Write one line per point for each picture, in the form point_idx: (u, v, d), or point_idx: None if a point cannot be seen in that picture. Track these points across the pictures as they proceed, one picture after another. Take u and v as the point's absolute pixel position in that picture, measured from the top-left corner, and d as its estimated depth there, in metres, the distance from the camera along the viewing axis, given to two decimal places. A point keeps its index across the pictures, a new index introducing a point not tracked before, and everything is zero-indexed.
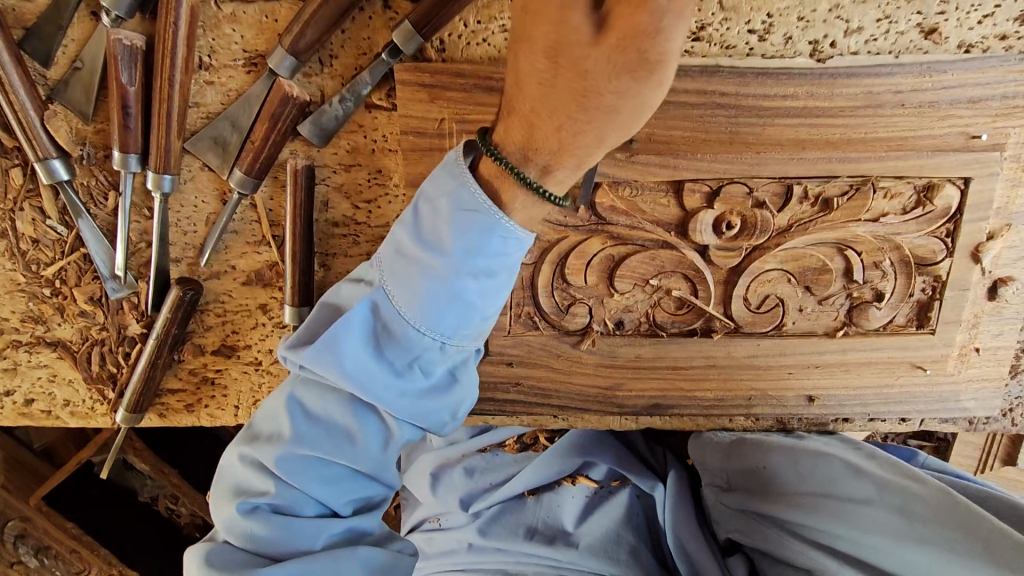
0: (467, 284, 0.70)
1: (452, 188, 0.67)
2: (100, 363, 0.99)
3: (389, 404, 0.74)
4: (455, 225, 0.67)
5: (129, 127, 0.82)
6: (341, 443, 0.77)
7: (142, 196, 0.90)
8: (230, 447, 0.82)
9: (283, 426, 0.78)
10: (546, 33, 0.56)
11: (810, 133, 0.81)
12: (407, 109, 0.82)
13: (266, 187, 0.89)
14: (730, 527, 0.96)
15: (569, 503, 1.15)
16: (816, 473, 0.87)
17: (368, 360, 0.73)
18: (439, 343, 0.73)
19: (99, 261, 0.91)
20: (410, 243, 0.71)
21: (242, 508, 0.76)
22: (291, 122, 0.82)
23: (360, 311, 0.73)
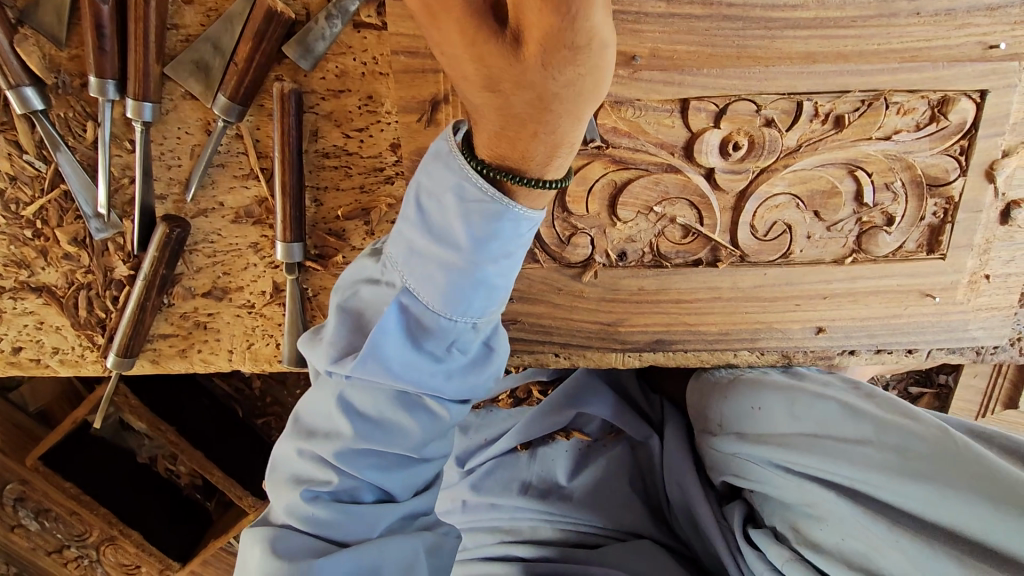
0: (495, 269, 0.66)
1: (450, 175, 0.63)
2: (88, 308, 0.96)
3: (441, 389, 0.72)
4: (466, 217, 0.63)
5: (104, 49, 0.78)
6: (392, 435, 0.75)
7: (122, 128, 0.86)
8: (284, 437, 0.80)
9: (335, 424, 0.75)
10: (472, 66, 0.52)
11: (821, 45, 0.78)
12: (398, 25, 0.78)
13: (252, 116, 0.85)
14: (725, 474, 0.94)
15: (561, 457, 1.14)
16: (814, 415, 0.84)
17: (403, 359, 0.70)
18: (475, 328, 0.70)
19: (81, 198, 0.87)
20: (426, 242, 0.67)
21: (304, 497, 0.75)
22: (276, 41, 0.78)
23: (391, 312, 0.69)
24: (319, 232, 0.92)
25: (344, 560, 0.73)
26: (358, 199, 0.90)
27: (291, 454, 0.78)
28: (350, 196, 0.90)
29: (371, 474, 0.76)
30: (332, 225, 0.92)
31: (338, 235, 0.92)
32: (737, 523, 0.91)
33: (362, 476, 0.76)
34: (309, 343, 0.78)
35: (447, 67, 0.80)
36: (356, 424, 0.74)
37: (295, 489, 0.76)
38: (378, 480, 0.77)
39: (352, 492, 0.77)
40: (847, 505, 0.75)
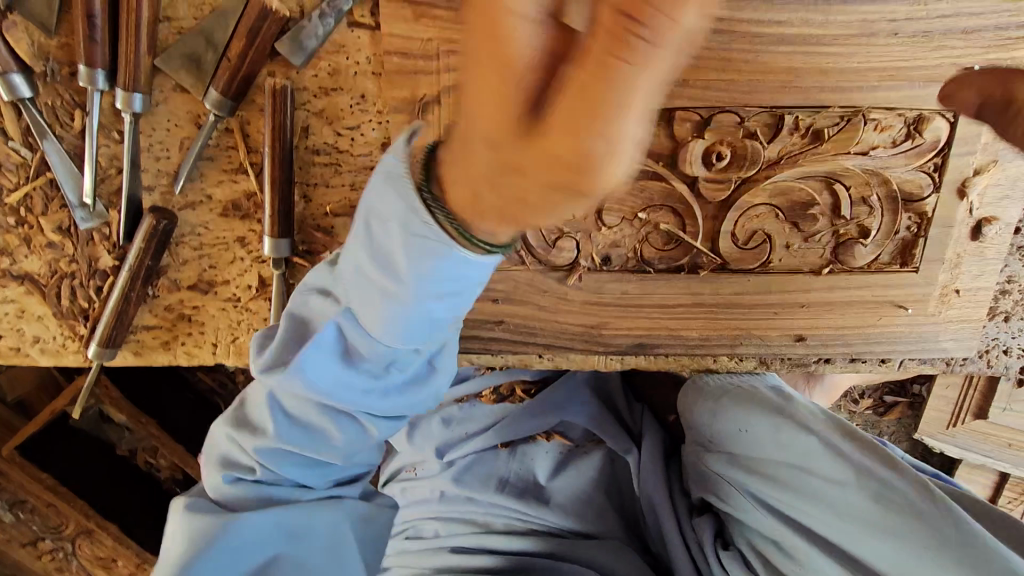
0: (433, 306, 0.64)
1: (398, 202, 0.58)
2: (71, 298, 0.96)
3: (366, 406, 0.75)
4: (412, 253, 0.59)
5: (95, 39, 0.78)
6: (315, 440, 0.79)
7: (110, 117, 0.85)
8: (217, 422, 0.82)
9: (263, 422, 0.78)
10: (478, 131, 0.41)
11: (803, 61, 0.80)
12: (391, 27, 0.79)
13: (243, 110, 0.85)
14: (704, 489, 0.98)
15: (542, 458, 1.15)
16: (795, 445, 0.86)
17: (331, 374, 0.72)
18: (407, 355, 0.71)
19: (67, 187, 0.87)
20: (365, 268, 0.65)
21: (226, 480, 0.81)
22: (270, 37, 0.78)
23: (325, 330, 0.71)
24: (308, 228, 0.92)
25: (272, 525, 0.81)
26: (348, 196, 0.91)
27: (220, 438, 0.82)
28: (340, 193, 0.91)
29: (296, 471, 0.81)
30: (320, 221, 0.92)
31: (326, 232, 0.93)
32: (707, 542, 0.96)
33: (285, 471, 0.80)
34: (256, 341, 0.79)
35: (439, 69, 0.81)
36: (280, 428, 0.77)
37: (223, 469, 0.81)
38: (303, 475, 0.82)
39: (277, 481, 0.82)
40: (821, 553, 0.81)
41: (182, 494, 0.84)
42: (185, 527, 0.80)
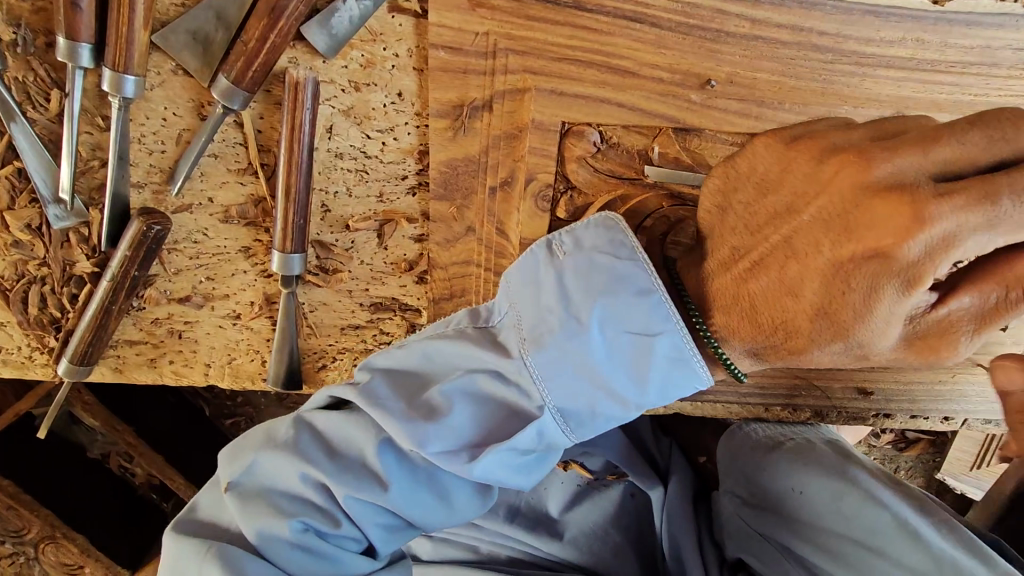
0: (671, 376, 0.61)
1: (640, 272, 0.59)
2: (40, 305, 0.82)
3: (490, 465, 0.63)
4: (662, 320, 0.59)
5: (80, 7, 0.64)
6: (409, 498, 0.66)
7: (94, 100, 0.71)
8: (261, 457, 0.67)
9: (344, 459, 0.66)
10: None
11: (915, 90, 0.69)
12: (442, 15, 0.66)
13: (256, 102, 0.72)
14: (741, 546, 0.82)
15: (557, 490, 0.93)
16: (858, 517, 0.72)
17: (501, 455, 0.63)
18: (580, 426, 0.64)
19: (39, 180, 0.73)
20: (565, 334, 0.60)
21: (293, 531, 0.64)
22: (295, 19, 0.65)
23: (449, 386, 0.64)
24: (323, 241, 0.80)
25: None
26: (373, 208, 0.79)
27: (271, 473, 0.67)
28: (364, 205, 0.79)
29: (376, 531, 0.67)
30: (338, 235, 0.80)
31: (345, 247, 0.81)
32: None
33: (367, 531, 0.66)
34: (329, 389, 0.69)
35: (494, 70, 0.68)
36: (377, 476, 0.65)
37: (282, 519, 0.64)
38: (378, 537, 0.68)
39: (339, 539, 0.66)
40: None
41: (172, 527, 0.68)
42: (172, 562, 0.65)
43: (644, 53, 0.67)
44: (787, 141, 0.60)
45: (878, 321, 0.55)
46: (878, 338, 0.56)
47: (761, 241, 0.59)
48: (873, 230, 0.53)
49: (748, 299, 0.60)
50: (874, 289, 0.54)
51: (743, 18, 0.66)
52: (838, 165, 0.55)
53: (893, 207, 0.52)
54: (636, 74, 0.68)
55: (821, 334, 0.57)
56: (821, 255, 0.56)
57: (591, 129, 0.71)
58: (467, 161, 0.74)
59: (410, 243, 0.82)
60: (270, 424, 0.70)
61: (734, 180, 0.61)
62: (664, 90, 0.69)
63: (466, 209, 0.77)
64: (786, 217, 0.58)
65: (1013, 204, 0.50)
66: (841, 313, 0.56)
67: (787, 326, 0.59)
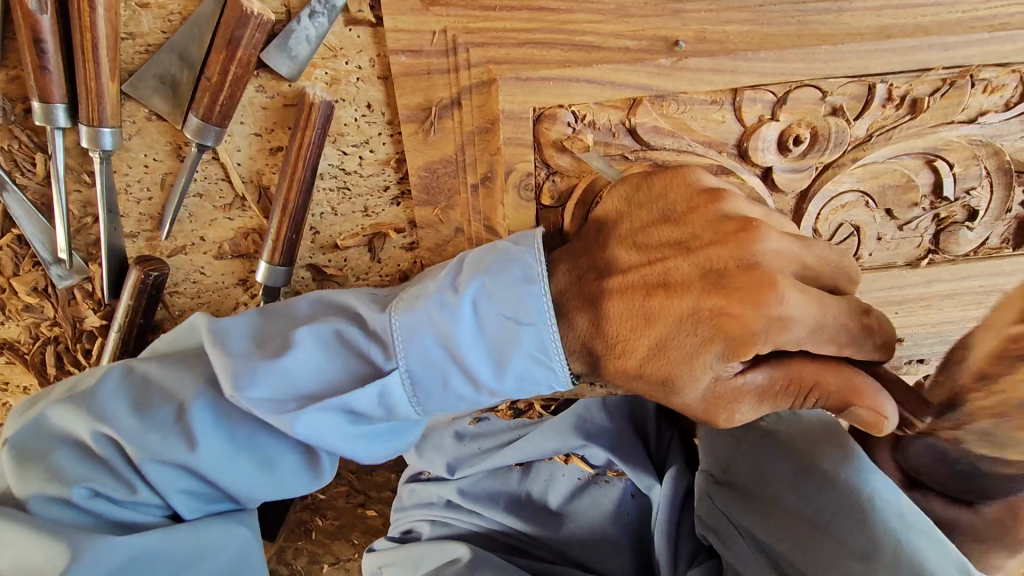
0: (527, 370, 0.63)
1: (528, 259, 0.62)
2: (57, 364, 0.84)
3: (320, 438, 0.63)
4: (533, 311, 0.61)
5: (47, 69, 0.65)
6: (222, 464, 0.64)
7: (77, 158, 0.73)
8: (61, 412, 0.64)
9: (140, 426, 0.63)
10: None
11: (895, 17, 0.66)
12: (397, 20, 0.65)
13: (231, 135, 0.72)
14: (708, 527, 0.78)
15: (558, 483, 0.93)
16: (818, 495, 0.67)
17: (338, 419, 0.63)
18: (425, 396, 0.64)
19: (37, 243, 0.75)
20: (435, 301, 0.62)
21: (78, 496, 0.62)
22: (254, 48, 0.65)
23: (305, 329, 0.64)
24: (317, 264, 0.80)
25: (139, 546, 0.62)
26: (360, 224, 0.78)
27: (64, 430, 0.65)
28: (351, 221, 0.78)
29: (181, 500, 0.65)
30: (330, 255, 0.80)
31: (339, 267, 0.81)
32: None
33: (166, 497, 0.64)
34: (193, 318, 0.68)
35: (457, 66, 0.68)
36: (187, 437, 0.62)
37: (64, 482, 0.61)
38: (183, 505, 0.65)
39: (138, 503, 0.64)
40: None
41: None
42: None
43: (606, 24, 0.66)
44: (697, 192, 0.62)
45: (696, 371, 0.57)
46: (690, 385, 0.58)
47: (648, 262, 0.62)
48: (740, 291, 0.55)
49: (602, 319, 0.63)
50: (701, 346, 0.56)
51: None
52: (730, 235, 0.57)
53: (752, 280, 0.55)
54: (601, 48, 0.67)
55: (653, 366, 0.60)
56: (684, 299, 0.58)
57: (564, 111, 0.69)
58: (445, 162, 0.73)
59: (402, 252, 0.81)
60: (77, 379, 0.67)
61: (647, 195, 0.64)
62: (632, 59, 0.67)
63: (451, 210, 0.76)
64: (675, 248, 0.60)
65: (837, 321, 0.54)
66: (671, 366, 0.58)
67: (626, 344, 0.62)
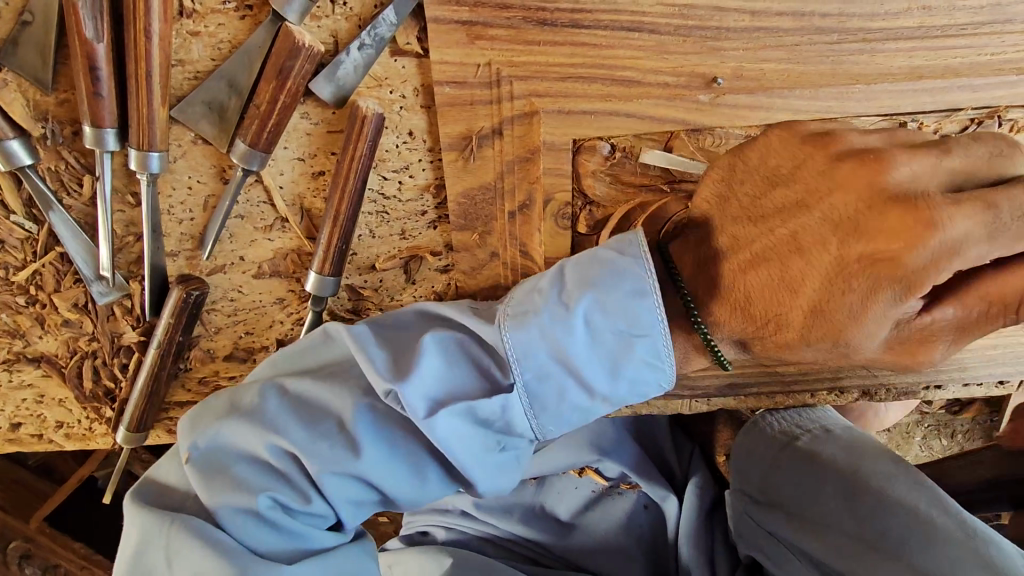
0: (641, 373, 0.60)
1: (635, 269, 0.58)
2: (93, 378, 0.86)
3: (448, 449, 0.61)
4: (646, 322, 0.58)
5: (101, 94, 0.66)
6: (384, 472, 0.63)
7: (123, 179, 0.74)
8: (231, 426, 0.64)
9: (298, 435, 0.63)
10: (817, 287, 0.59)
11: (927, 58, 0.68)
12: (444, 53, 0.67)
13: (275, 160, 0.74)
14: (753, 547, 0.82)
15: (570, 495, 0.96)
16: (865, 510, 0.72)
17: (458, 422, 0.61)
18: (542, 406, 0.61)
19: (81, 261, 0.77)
20: (547, 315, 0.59)
21: (262, 505, 0.61)
22: (302, 77, 0.67)
23: (428, 339, 0.63)
24: (353, 284, 0.82)
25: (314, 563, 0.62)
26: (397, 246, 0.80)
27: (238, 446, 0.64)
28: (388, 244, 0.80)
29: (347, 509, 0.65)
30: (367, 276, 0.82)
31: (375, 287, 0.82)
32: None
33: (337, 506, 0.64)
34: (324, 326, 0.68)
35: (500, 98, 0.70)
36: (351, 444, 0.62)
37: (249, 492, 0.61)
38: (349, 513, 0.65)
39: (311, 517, 0.64)
40: None
41: (132, 491, 0.65)
42: (138, 536, 0.61)
43: (646, 60, 0.68)
44: (800, 138, 0.62)
45: (868, 324, 0.57)
46: (863, 339, 0.58)
47: (763, 234, 0.62)
48: (880, 233, 0.55)
49: (745, 290, 0.63)
50: (899, 230, 0.54)
51: (741, 12, 0.66)
52: (851, 168, 0.58)
53: (870, 170, 0.56)
54: (640, 83, 0.69)
55: (813, 332, 0.60)
56: (826, 251, 0.58)
57: (603, 142, 0.71)
58: (484, 189, 0.75)
59: (437, 275, 0.82)
60: (234, 392, 0.67)
61: (741, 172, 0.64)
62: (671, 94, 0.69)
63: (488, 235, 0.78)
64: (793, 211, 0.61)
65: (1014, 216, 0.52)
66: (829, 307, 0.58)
67: (780, 319, 0.61)
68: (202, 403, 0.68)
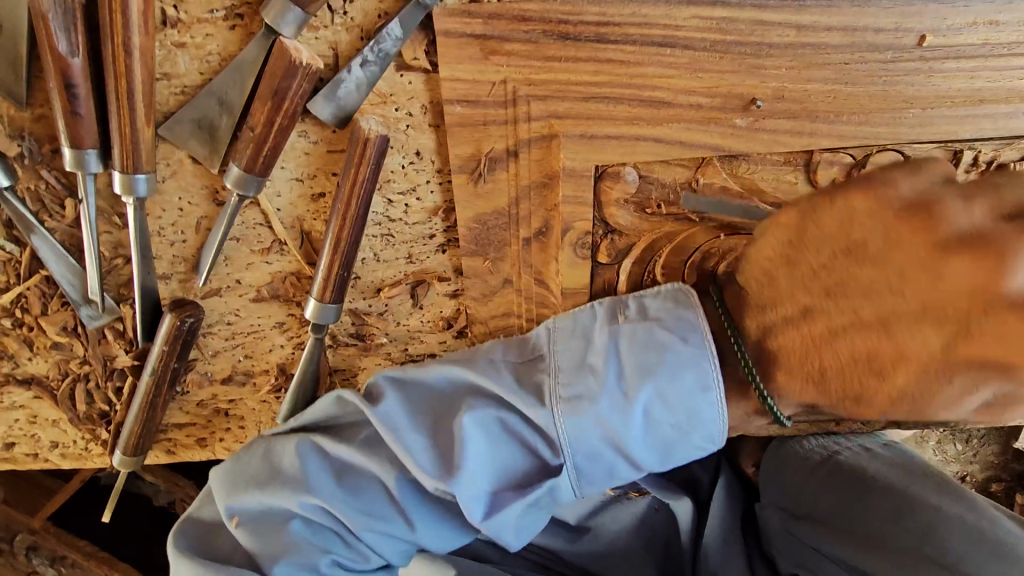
0: (692, 452, 0.59)
1: (699, 363, 0.56)
2: (88, 400, 0.82)
3: (499, 532, 0.61)
4: (705, 412, 0.56)
5: (79, 114, 0.60)
6: (435, 532, 0.63)
7: (109, 200, 0.69)
8: (275, 492, 0.62)
9: (346, 504, 0.61)
10: (864, 340, 0.50)
11: (990, 80, 0.62)
12: (455, 68, 0.61)
13: (271, 181, 0.68)
14: (794, 563, 0.78)
15: (576, 502, 0.91)
16: (922, 527, 0.71)
17: (512, 510, 0.60)
18: (591, 483, 0.60)
19: (68, 285, 0.72)
20: (606, 404, 0.56)
21: (323, 567, 0.61)
22: (301, 97, 0.61)
23: (473, 417, 0.59)
24: (357, 309, 0.77)
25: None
26: (403, 270, 0.75)
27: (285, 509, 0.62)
28: (393, 268, 0.75)
29: (397, 557, 0.65)
30: (371, 301, 0.77)
31: (380, 313, 0.78)
32: None
33: (391, 559, 0.64)
34: (343, 388, 0.65)
35: (516, 118, 0.63)
36: (404, 515, 0.62)
37: (307, 557, 0.61)
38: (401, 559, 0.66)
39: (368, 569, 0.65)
40: None
41: (173, 536, 0.65)
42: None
43: (678, 79, 0.61)
44: (831, 188, 0.53)
45: (950, 399, 0.48)
46: (950, 412, 0.50)
47: (841, 314, 0.50)
48: (952, 291, 0.46)
49: (823, 367, 0.53)
50: (972, 284, 0.45)
51: (787, 26, 0.59)
52: (855, 206, 0.50)
53: (923, 227, 0.48)
54: (671, 104, 0.62)
55: (889, 394, 0.50)
56: (928, 344, 0.47)
57: (627, 169, 0.66)
58: (496, 215, 0.70)
59: (446, 300, 0.77)
60: (269, 453, 0.64)
61: (806, 237, 0.52)
62: (705, 118, 0.63)
63: (501, 262, 0.73)
64: (860, 268, 0.50)
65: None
66: (917, 394, 0.49)
67: (858, 395, 0.52)
68: (235, 459, 0.66)
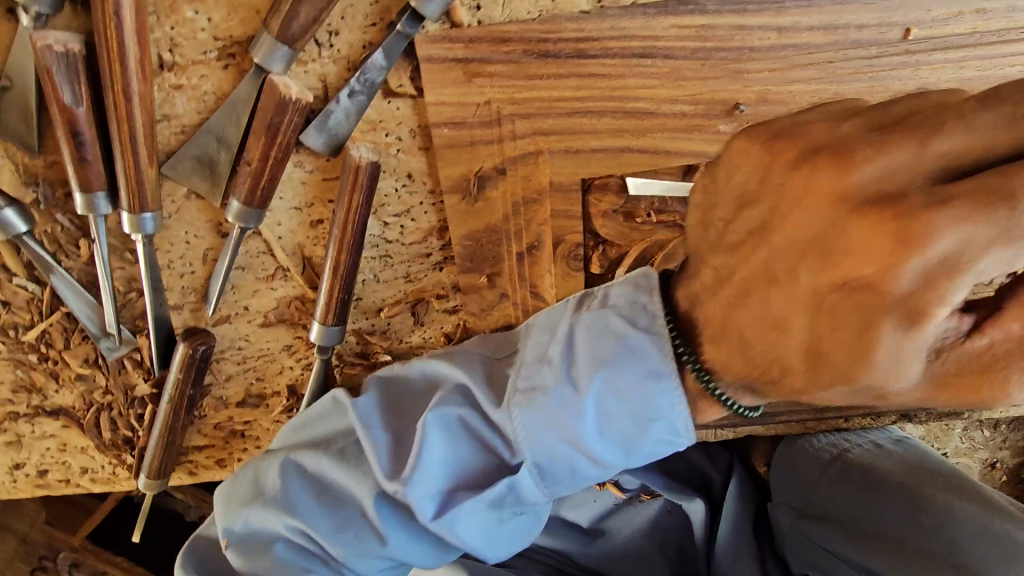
0: (655, 451, 0.57)
1: (651, 350, 0.54)
2: (112, 427, 0.86)
3: (458, 535, 0.61)
4: (663, 405, 0.54)
5: (86, 160, 0.63)
6: (415, 550, 0.64)
7: (120, 237, 0.72)
8: (261, 513, 0.64)
9: (326, 520, 0.63)
10: (776, 303, 0.46)
11: (981, 70, 0.61)
12: (440, 93, 0.62)
13: (271, 212, 0.71)
14: (803, 563, 0.77)
15: (588, 506, 0.91)
16: (935, 527, 0.69)
17: (469, 510, 0.60)
18: (556, 483, 0.60)
19: (87, 319, 0.76)
20: (558, 397, 0.56)
21: None
22: (294, 132, 0.63)
23: (430, 415, 0.61)
24: (361, 329, 0.79)
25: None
26: (402, 289, 0.77)
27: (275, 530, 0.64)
28: (393, 287, 0.77)
29: None
30: (374, 320, 0.79)
31: (384, 331, 0.80)
32: None
33: None
34: (335, 391, 0.67)
35: (502, 137, 0.65)
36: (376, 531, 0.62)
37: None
38: None
39: None
40: None
41: (181, 552, 0.68)
42: None
43: (661, 89, 0.62)
44: (762, 140, 0.47)
45: (883, 363, 0.41)
46: (891, 380, 0.42)
47: (741, 265, 0.48)
48: (851, 254, 0.41)
49: (735, 328, 0.49)
50: (873, 248, 0.40)
51: (767, 29, 0.59)
52: (807, 174, 0.43)
53: (830, 174, 0.42)
54: (655, 114, 0.63)
55: (819, 379, 0.45)
56: (801, 285, 0.44)
57: (616, 179, 0.66)
58: (489, 231, 0.71)
59: (447, 315, 0.79)
60: (257, 471, 0.67)
61: (710, 195, 0.50)
62: (689, 125, 0.63)
63: (497, 277, 0.74)
64: (763, 235, 0.46)
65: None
66: (828, 350, 0.44)
67: (780, 363, 0.47)
68: (230, 480, 0.69)
